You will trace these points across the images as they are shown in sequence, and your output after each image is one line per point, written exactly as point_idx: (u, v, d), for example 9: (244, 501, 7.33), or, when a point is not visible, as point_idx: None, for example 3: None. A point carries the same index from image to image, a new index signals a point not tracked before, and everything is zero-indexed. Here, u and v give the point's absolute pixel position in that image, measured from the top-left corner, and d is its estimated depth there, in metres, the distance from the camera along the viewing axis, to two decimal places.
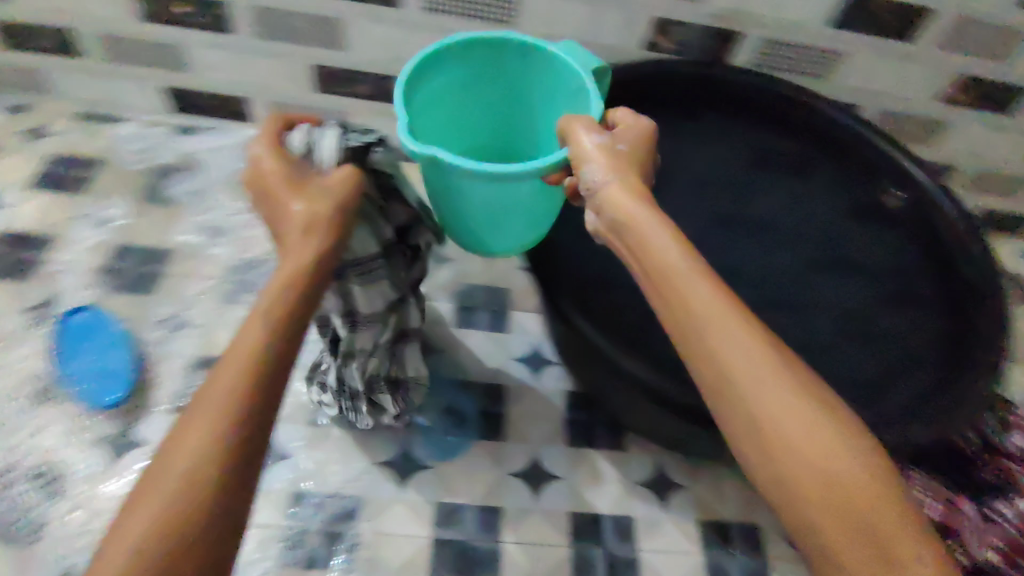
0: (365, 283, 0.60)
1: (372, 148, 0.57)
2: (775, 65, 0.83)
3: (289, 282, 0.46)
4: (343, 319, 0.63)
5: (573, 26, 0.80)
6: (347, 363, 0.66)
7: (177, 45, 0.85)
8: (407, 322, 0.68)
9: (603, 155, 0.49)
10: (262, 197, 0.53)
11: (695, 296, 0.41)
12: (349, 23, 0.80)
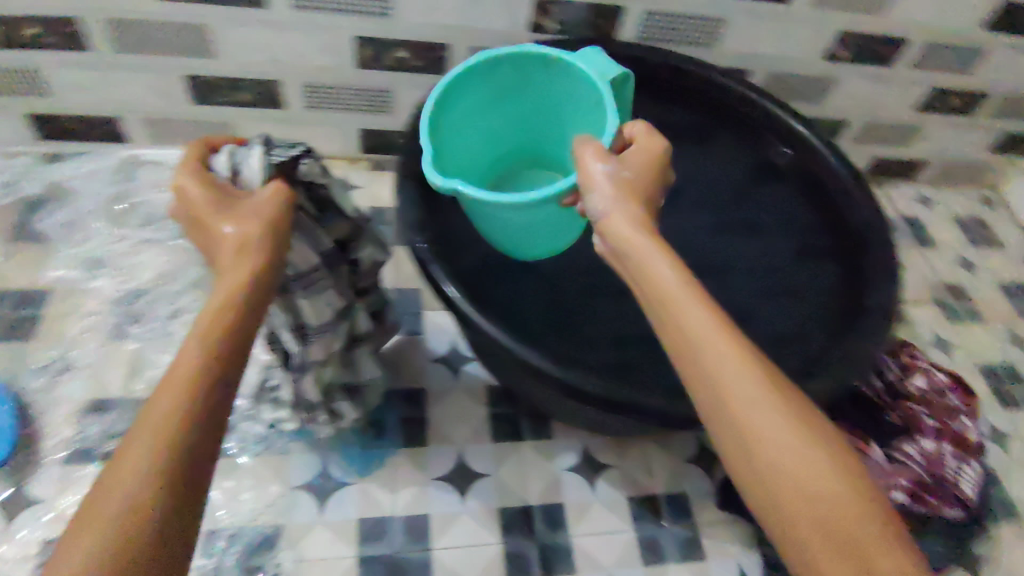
0: (311, 294, 0.58)
1: (302, 160, 0.54)
2: (661, 36, 0.83)
3: (228, 307, 0.43)
4: (292, 332, 0.61)
5: (450, 21, 0.79)
6: (298, 376, 0.64)
7: (26, 68, 0.78)
8: (358, 328, 0.65)
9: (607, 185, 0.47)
10: (192, 224, 0.50)
11: (690, 321, 0.40)
12: (215, 28, 0.76)
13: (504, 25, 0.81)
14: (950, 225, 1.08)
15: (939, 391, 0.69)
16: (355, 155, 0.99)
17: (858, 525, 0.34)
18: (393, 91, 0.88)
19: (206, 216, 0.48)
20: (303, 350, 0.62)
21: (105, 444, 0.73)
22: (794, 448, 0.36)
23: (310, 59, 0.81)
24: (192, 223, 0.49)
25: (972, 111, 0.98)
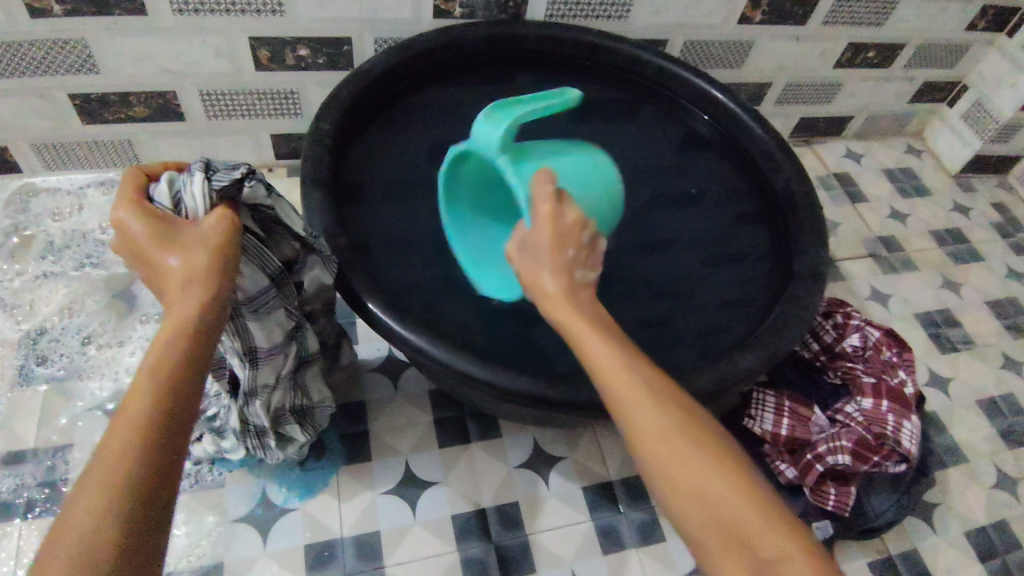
0: (262, 316, 0.54)
1: (246, 182, 0.49)
2: (572, 13, 0.81)
3: (183, 334, 0.41)
4: (237, 357, 0.56)
5: (348, 17, 0.76)
6: (247, 402, 0.59)
7: None
8: (306, 350, 0.61)
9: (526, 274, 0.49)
10: (135, 259, 0.46)
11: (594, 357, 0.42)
12: (96, 40, 0.72)
13: (412, 16, 0.78)
14: (878, 177, 1.10)
15: (873, 348, 0.69)
16: (271, 162, 0.95)
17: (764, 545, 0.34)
18: (301, 92, 0.84)
19: (152, 244, 0.44)
20: (253, 375, 0.57)
21: (22, 496, 0.67)
22: (702, 463, 0.37)
23: (207, 65, 0.77)
24: (134, 259, 0.45)
25: (887, 65, 1.00)
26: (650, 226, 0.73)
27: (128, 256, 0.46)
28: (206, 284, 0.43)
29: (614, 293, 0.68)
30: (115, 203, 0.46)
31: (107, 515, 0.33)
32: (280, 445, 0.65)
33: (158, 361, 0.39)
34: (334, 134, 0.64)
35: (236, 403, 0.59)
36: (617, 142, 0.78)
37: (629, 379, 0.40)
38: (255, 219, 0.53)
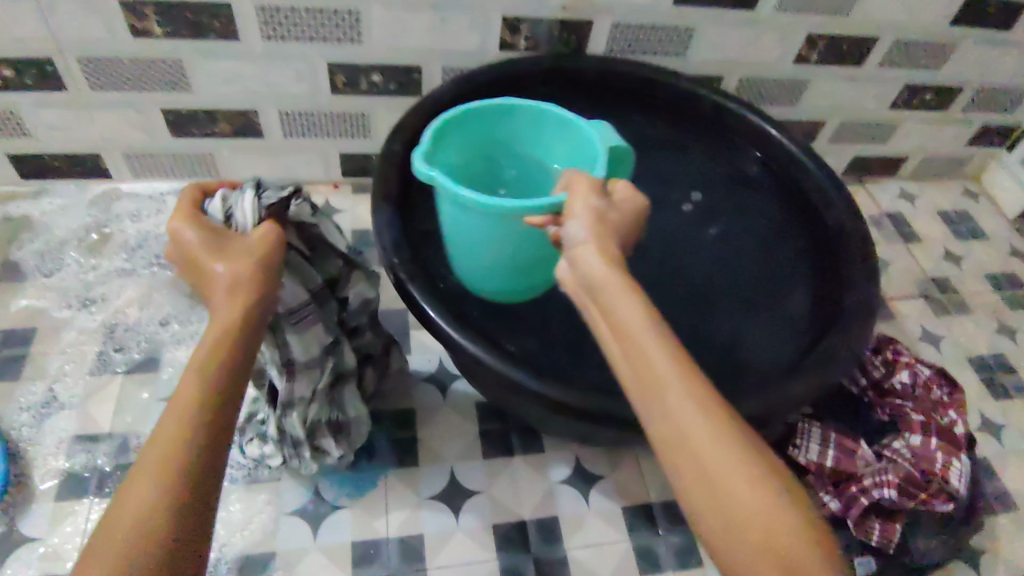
0: (300, 330, 0.58)
1: (294, 200, 0.56)
2: (630, 48, 0.85)
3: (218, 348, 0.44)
4: (277, 368, 0.60)
5: (421, 46, 0.81)
6: (284, 412, 0.62)
7: (4, 108, 0.81)
8: (344, 365, 0.64)
9: (589, 215, 0.48)
10: (189, 267, 0.50)
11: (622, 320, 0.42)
12: (190, 61, 0.78)
13: (480, 47, 0.83)
14: (933, 219, 1.09)
15: (922, 386, 0.69)
16: (337, 180, 1.00)
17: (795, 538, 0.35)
18: (370, 114, 0.89)
19: (207, 254, 0.49)
20: (291, 386, 0.60)
21: (98, 471, 0.72)
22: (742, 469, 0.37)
23: (287, 87, 0.84)
24: (187, 265, 0.50)
25: (944, 107, 1.00)
26: (700, 259, 0.75)
27: (186, 266, 0.50)
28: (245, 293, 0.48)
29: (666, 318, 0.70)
30: (174, 214, 0.51)
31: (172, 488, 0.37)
32: (317, 459, 0.67)
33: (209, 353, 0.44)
34: (404, 154, 0.68)
35: (273, 412, 0.63)
36: (677, 180, 0.81)
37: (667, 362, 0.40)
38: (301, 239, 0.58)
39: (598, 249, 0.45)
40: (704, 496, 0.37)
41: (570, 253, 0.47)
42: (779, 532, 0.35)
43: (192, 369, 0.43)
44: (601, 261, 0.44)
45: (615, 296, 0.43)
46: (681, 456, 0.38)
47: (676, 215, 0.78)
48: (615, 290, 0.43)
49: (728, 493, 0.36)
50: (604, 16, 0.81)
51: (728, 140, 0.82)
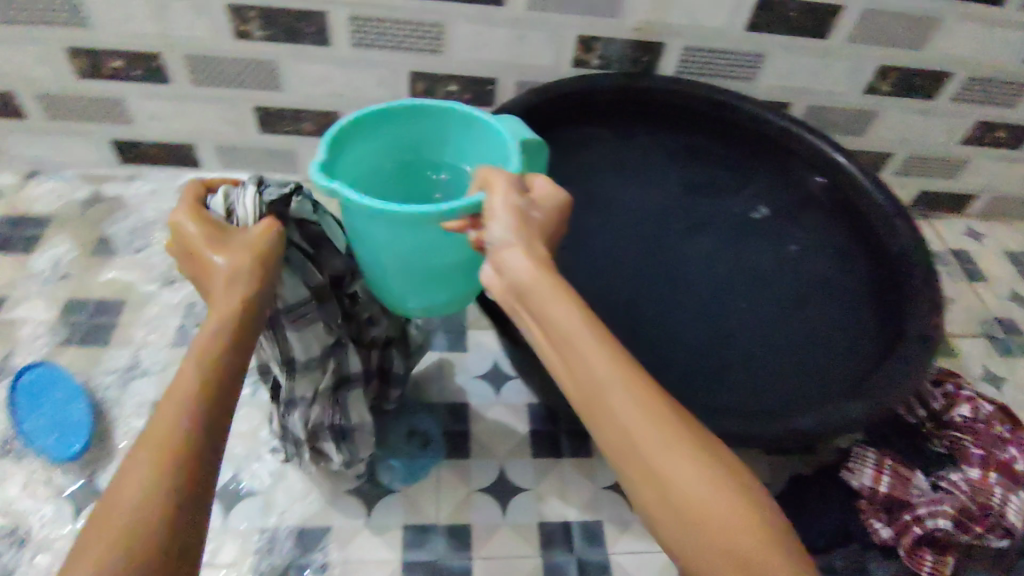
0: (300, 328, 0.57)
1: (292, 196, 0.55)
2: (700, 70, 0.87)
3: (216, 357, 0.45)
4: (278, 368, 0.60)
5: (497, 59, 0.85)
6: (286, 411, 0.64)
7: (113, 98, 0.88)
8: (348, 367, 0.63)
9: (512, 216, 0.46)
10: (188, 259, 0.51)
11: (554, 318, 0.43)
12: (284, 63, 0.84)
13: (554, 63, 0.86)
14: (1000, 259, 1.07)
15: (983, 420, 0.68)
16: None
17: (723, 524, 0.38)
18: None
19: (203, 246, 0.49)
20: (289, 386, 0.61)
21: None
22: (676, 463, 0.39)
23: (370, 92, 0.88)
24: (185, 257, 0.50)
25: (1017, 146, 0.99)
26: (752, 282, 0.76)
27: (186, 260, 0.51)
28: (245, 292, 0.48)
29: (727, 331, 0.71)
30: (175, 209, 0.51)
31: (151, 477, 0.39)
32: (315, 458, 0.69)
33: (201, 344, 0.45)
34: None
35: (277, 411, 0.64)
36: (741, 198, 0.83)
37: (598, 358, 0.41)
38: (302, 235, 0.56)
39: (524, 252, 0.45)
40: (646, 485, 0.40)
41: (495, 255, 0.46)
42: (739, 533, 0.38)
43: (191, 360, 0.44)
44: (527, 264, 0.45)
45: (551, 302, 0.44)
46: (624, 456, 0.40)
47: (727, 235, 0.80)
48: (545, 295, 0.44)
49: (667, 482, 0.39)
50: (676, 38, 0.83)
51: (785, 163, 0.83)
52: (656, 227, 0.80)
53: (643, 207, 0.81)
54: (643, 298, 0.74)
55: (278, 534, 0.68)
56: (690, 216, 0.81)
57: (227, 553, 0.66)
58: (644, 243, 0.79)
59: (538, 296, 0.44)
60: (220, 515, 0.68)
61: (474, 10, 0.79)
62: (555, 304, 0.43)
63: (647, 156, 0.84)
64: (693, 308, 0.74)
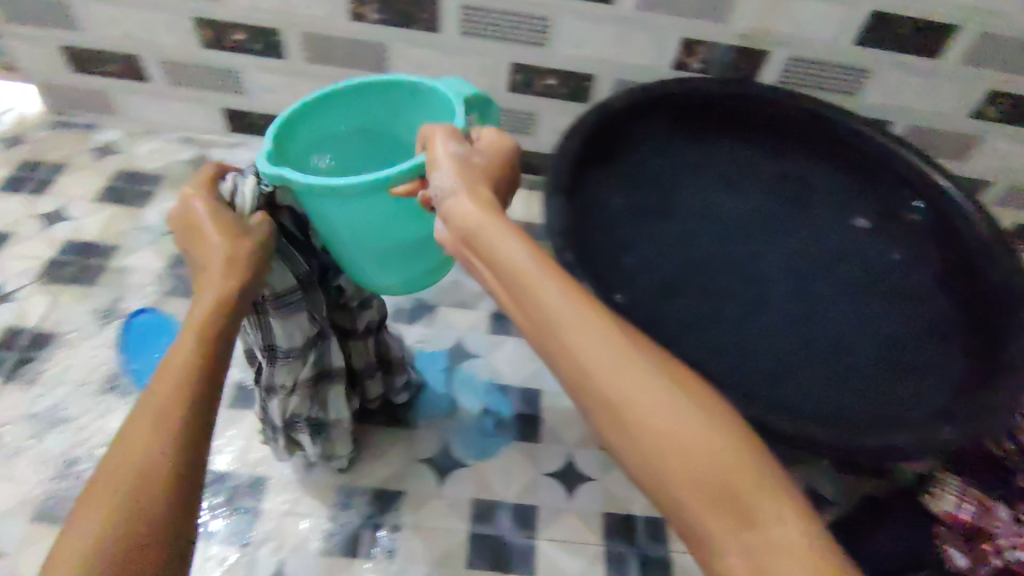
0: (284, 316, 0.57)
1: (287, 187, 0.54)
2: (801, 81, 0.87)
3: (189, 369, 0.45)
4: (262, 353, 0.59)
5: (597, 58, 0.87)
6: (267, 397, 0.63)
7: (229, 68, 0.93)
8: (330, 362, 0.64)
9: (454, 163, 0.48)
10: (187, 232, 0.52)
11: (500, 250, 0.44)
12: (393, 47, 0.88)
13: (653, 64, 0.87)
14: None
15: None
16: None
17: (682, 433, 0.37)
18: (538, 114, 0.95)
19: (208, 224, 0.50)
20: (269, 371, 0.60)
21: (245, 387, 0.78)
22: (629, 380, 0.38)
23: (470, 80, 0.91)
24: (185, 231, 0.52)
25: None
26: (836, 295, 0.73)
27: (187, 235, 0.51)
28: (213, 300, 0.48)
29: (806, 342, 0.69)
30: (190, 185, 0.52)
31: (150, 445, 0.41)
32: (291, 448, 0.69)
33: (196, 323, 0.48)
34: (577, 152, 0.74)
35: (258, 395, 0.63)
36: (832, 205, 0.80)
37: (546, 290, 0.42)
38: (294, 220, 0.58)
39: (468, 196, 0.47)
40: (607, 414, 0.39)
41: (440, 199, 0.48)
42: (696, 451, 0.36)
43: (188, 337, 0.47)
44: (472, 206, 0.46)
45: (496, 237, 0.45)
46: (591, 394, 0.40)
47: (813, 246, 0.77)
48: (494, 231, 0.45)
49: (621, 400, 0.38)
50: (780, 47, 0.83)
51: (880, 181, 0.80)
52: (742, 229, 0.78)
53: (727, 209, 0.79)
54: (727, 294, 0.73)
55: (355, 492, 0.71)
56: (773, 223, 0.79)
57: (306, 505, 0.70)
58: (728, 240, 0.77)
59: (488, 233, 0.45)
60: (303, 468, 0.73)
61: (582, 7, 0.81)
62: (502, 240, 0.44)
63: (738, 161, 0.83)
64: (774, 317, 0.71)
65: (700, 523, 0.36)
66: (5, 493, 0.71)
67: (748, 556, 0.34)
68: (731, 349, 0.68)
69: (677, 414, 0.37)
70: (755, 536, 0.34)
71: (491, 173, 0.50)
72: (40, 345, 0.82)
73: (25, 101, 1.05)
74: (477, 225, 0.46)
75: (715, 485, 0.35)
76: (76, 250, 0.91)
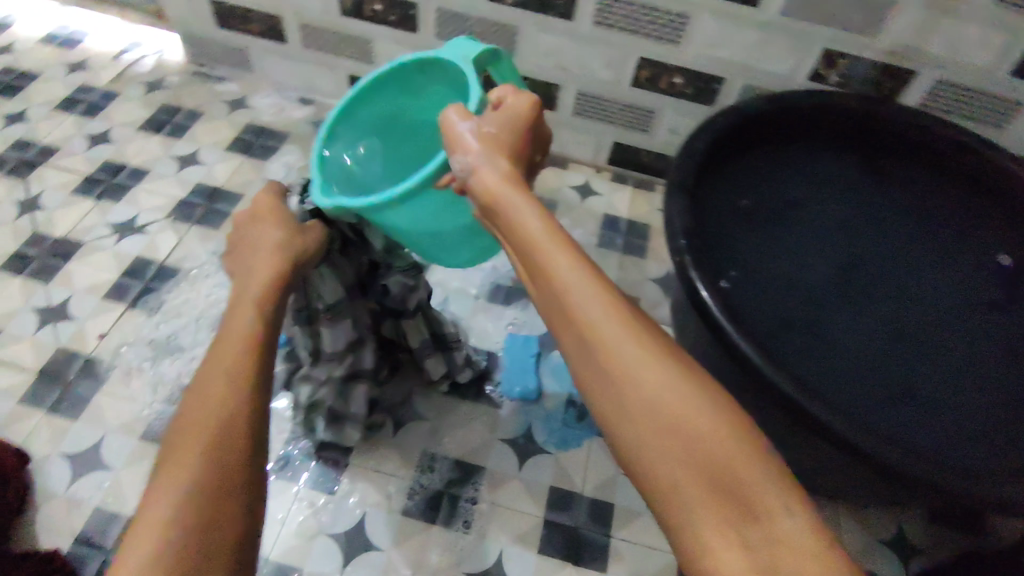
0: (328, 323, 0.60)
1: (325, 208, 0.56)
2: (946, 107, 0.82)
3: (251, 331, 0.45)
4: (304, 349, 0.64)
5: (729, 61, 0.84)
6: (298, 382, 0.67)
7: (364, 37, 0.96)
8: (363, 364, 0.68)
9: (469, 141, 0.47)
10: (246, 222, 0.53)
11: (517, 222, 0.44)
12: (524, 31, 0.88)
13: (787, 72, 0.84)
14: None
15: None
16: (601, 165, 1.05)
17: (681, 417, 0.36)
18: (657, 112, 0.94)
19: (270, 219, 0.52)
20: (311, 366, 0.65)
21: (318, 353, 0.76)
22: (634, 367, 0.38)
23: (596, 72, 0.91)
24: (245, 220, 0.53)
25: None
26: (936, 334, 0.70)
27: (244, 230, 0.53)
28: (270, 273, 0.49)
29: (897, 379, 0.67)
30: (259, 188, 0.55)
31: (222, 405, 0.41)
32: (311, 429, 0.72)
33: (254, 293, 0.47)
34: (702, 153, 0.72)
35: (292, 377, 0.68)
36: (946, 246, 0.76)
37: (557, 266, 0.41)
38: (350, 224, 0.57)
39: (488, 172, 0.46)
40: (610, 398, 0.38)
41: (466, 178, 0.47)
42: (699, 441, 0.36)
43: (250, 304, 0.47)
44: (494, 181, 0.46)
45: (516, 208, 0.44)
46: (596, 376, 0.39)
47: (918, 281, 0.74)
48: (516, 208, 0.44)
49: (627, 385, 0.38)
50: (929, 68, 0.78)
51: (1005, 224, 0.75)
52: (846, 252, 0.76)
53: (833, 229, 0.77)
54: (817, 319, 0.71)
55: (438, 460, 0.73)
56: (879, 251, 0.76)
57: (389, 466, 0.72)
58: (833, 269, 0.75)
59: (506, 209, 0.44)
60: (391, 432, 0.75)
61: (723, 8, 0.79)
62: (525, 214, 0.44)
63: (857, 184, 0.80)
64: (867, 348, 0.69)
65: (692, 511, 0.35)
66: (121, 410, 0.76)
67: (745, 544, 0.33)
68: (832, 384, 0.66)
69: (678, 403, 0.37)
70: (757, 528, 0.34)
71: (509, 140, 0.48)
72: (165, 277, 0.87)
73: (171, 48, 1.14)
74: (495, 203, 0.45)
75: (714, 472, 0.35)
76: (204, 194, 0.96)
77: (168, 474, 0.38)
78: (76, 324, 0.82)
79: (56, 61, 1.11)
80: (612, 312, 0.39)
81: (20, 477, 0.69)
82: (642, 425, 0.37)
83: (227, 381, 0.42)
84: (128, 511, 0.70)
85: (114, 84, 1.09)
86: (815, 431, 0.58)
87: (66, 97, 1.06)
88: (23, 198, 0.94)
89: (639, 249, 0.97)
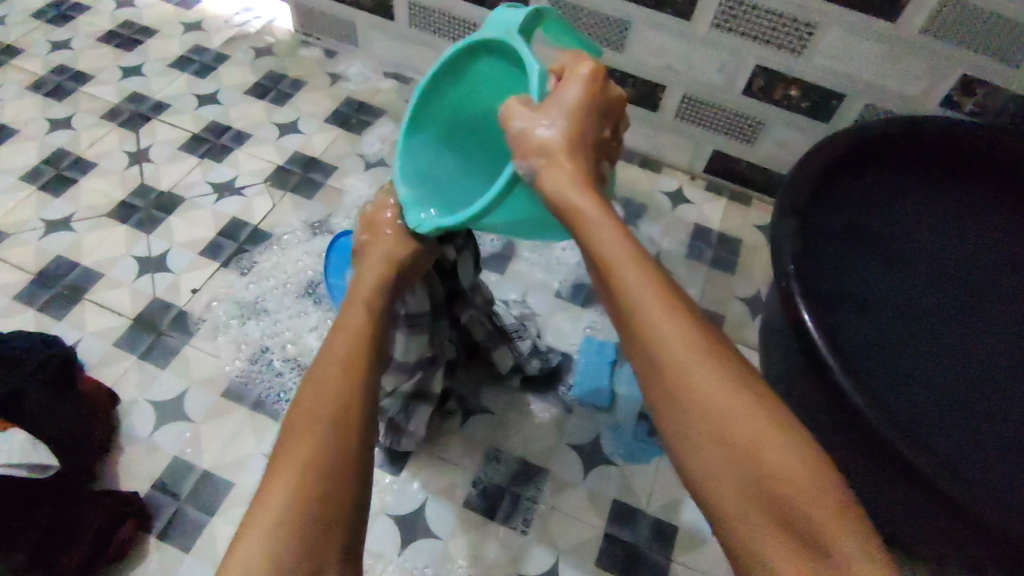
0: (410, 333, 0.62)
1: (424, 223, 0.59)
2: None
3: (355, 328, 0.47)
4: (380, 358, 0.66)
5: (851, 77, 0.79)
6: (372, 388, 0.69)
7: (471, 20, 0.95)
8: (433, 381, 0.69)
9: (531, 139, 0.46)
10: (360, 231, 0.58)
11: (594, 238, 0.42)
12: (636, 27, 0.86)
13: (915, 94, 0.78)
14: None
15: None
16: (696, 172, 1.01)
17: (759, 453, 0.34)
18: (765, 124, 0.89)
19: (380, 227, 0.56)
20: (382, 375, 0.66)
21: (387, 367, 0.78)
22: (716, 395, 0.35)
23: (705, 76, 0.87)
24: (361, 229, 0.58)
25: None
26: None
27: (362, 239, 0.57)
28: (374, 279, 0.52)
29: (999, 436, 0.62)
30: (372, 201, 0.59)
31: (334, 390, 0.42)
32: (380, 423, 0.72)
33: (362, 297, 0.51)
34: (818, 172, 0.68)
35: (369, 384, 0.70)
36: None
37: (632, 283, 0.39)
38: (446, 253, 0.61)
39: (560, 171, 0.45)
40: (685, 429, 0.36)
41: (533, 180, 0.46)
42: (775, 477, 0.33)
43: (361, 306, 0.50)
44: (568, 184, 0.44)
45: (591, 227, 0.42)
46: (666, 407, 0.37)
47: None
48: (593, 222, 0.42)
49: (704, 413, 0.35)
50: None
51: None
52: (954, 292, 0.71)
53: (943, 266, 0.72)
54: (915, 361, 0.67)
55: (503, 456, 0.72)
56: (992, 297, 0.70)
57: (454, 454, 0.72)
58: (937, 315, 0.70)
59: (581, 217, 0.43)
60: (458, 421, 0.74)
61: (855, 20, 0.74)
62: (601, 227, 0.42)
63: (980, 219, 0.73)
64: (970, 399, 0.64)
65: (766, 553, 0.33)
66: (205, 364, 0.79)
67: None
68: (930, 433, 0.61)
69: (755, 434, 0.34)
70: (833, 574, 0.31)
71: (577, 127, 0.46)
72: (258, 241, 0.89)
73: (282, 16, 1.17)
74: (573, 216, 0.44)
75: (789, 519, 0.33)
76: (300, 162, 0.98)
77: (285, 453, 0.38)
78: (172, 276, 0.86)
79: (174, 20, 1.15)
80: (693, 338, 0.37)
81: (110, 417, 0.73)
82: (714, 460, 0.35)
83: (340, 368, 0.44)
84: (204, 463, 0.72)
85: (226, 47, 1.12)
86: (907, 479, 0.54)
87: (180, 56, 1.10)
88: (134, 149, 0.98)
89: (729, 264, 0.93)
